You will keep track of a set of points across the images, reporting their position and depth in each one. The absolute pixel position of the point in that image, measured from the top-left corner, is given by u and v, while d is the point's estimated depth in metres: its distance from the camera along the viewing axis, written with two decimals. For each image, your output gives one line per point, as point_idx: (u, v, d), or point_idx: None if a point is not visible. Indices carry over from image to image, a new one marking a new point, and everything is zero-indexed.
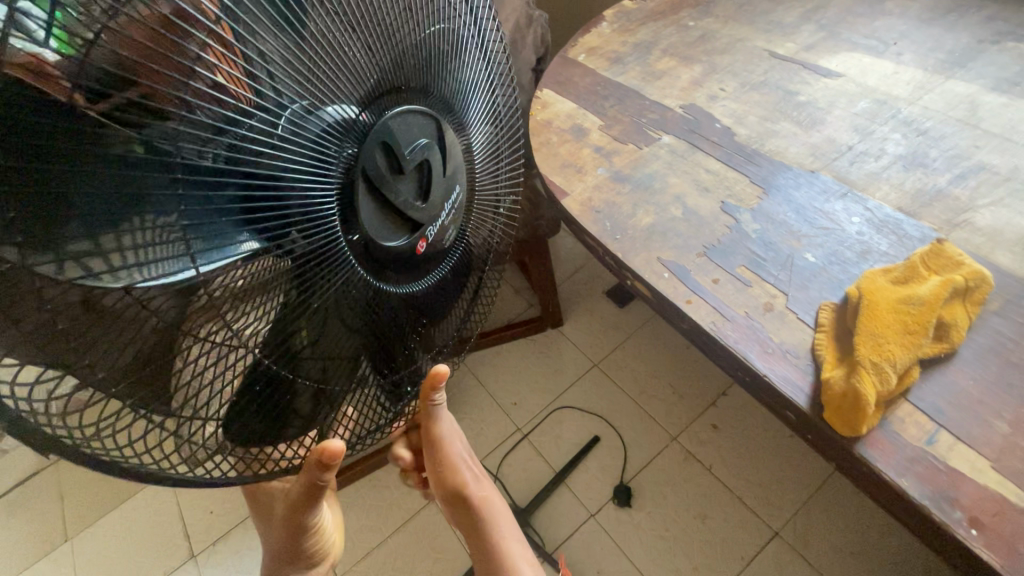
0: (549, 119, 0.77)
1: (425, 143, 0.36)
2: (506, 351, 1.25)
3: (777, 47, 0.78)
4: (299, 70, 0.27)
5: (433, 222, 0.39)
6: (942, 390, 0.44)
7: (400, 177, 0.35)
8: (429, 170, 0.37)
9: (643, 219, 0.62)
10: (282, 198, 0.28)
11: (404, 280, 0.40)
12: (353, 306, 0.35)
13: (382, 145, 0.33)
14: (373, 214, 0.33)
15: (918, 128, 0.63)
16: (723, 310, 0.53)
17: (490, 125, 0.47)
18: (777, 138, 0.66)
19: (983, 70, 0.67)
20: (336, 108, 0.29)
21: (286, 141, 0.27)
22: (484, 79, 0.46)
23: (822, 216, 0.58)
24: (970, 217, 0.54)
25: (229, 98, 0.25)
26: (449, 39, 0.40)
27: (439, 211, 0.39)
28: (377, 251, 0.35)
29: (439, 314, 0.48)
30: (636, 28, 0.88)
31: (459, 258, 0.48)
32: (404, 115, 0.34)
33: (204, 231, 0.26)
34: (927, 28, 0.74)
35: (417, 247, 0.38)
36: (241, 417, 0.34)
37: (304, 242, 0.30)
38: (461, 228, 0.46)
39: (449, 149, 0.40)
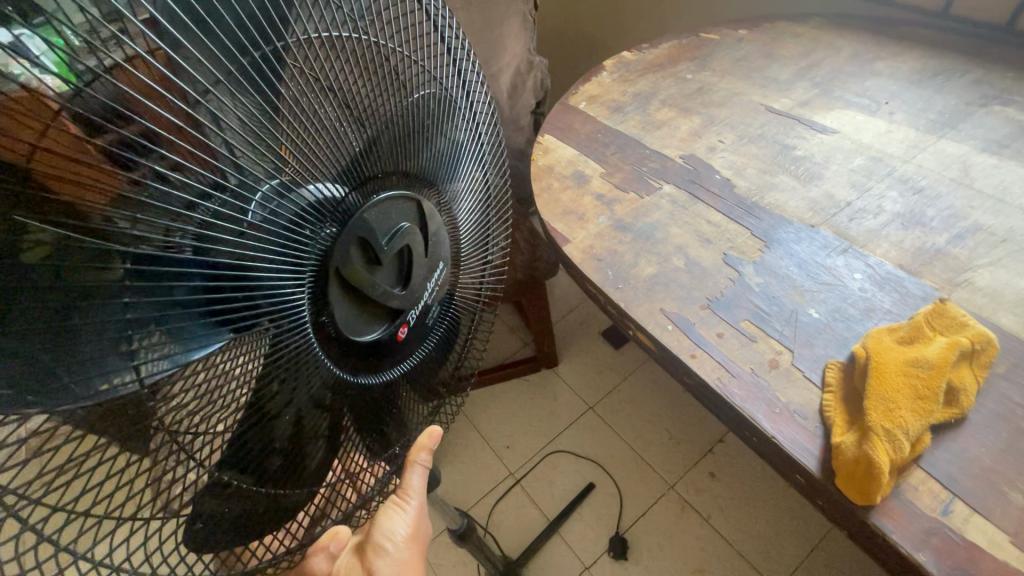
0: (550, 165, 0.78)
1: (406, 227, 0.37)
2: (500, 391, 1.23)
3: (773, 102, 0.80)
4: (267, 147, 0.28)
5: (413, 306, 0.41)
6: (953, 457, 0.43)
7: (377, 266, 0.36)
8: (410, 255, 0.39)
9: (646, 269, 0.62)
10: (251, 284, 0.28)
11: (384, 366, 0.41)
12: (330, 392, 0.36)
13: (358, 238, 0.33)
14: (348, 308, 0.34)
15: (914, 186, 0.64)
16: (729, 367, 0.52)
17: (478, 181, 0.49)
18: (776, 192, 0.67)
19: (973, 131, 0.69)
20: (317, 187, 0.30)
21: (258, 225, 0.27)
22: (472, 150, 0.48)
23: (824, 271, 0.58)
24: (970, 276, 0.54)
25: (200, 178, 0.25)
26: (437, 115, 0.42)
27: (420, 291, 0.41)
28: (352, 343, 0.36)
29: (425, 382, 0.49)
30: (635, 79, 0.91)
31: (446, 327, 0.49)
32: (387, 202, 0.36)
33: (172, 327, 0.26)
34: (917, 89, 0.76)
35: (397, 334, 0.40)
36: (195, 526, 0.32)
37: (274, 328, 0.30)
38: (448, 298, 0.47)
39: (433, 224, 0.41)
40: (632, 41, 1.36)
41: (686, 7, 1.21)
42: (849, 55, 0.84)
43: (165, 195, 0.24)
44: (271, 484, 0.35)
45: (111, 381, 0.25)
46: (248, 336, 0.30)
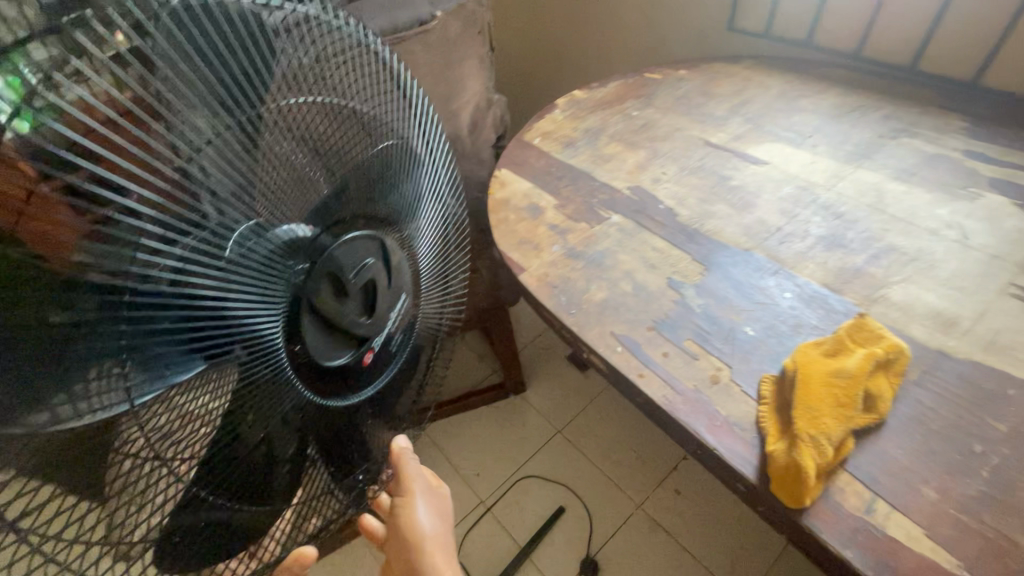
0: (507, 198, 0.82)
1: (371, 261, 0.43)
2: (469, 419, 1.23)
3: (710, 136, 0.87)
4: (241, 194, 0.34)
5: (378, 334, 0.46)
6: (874, 459, 0.47)
7: (344, 298, 0.41)
8: (374, 287, 0.44)
9: (597, 294, 0.66)
10: (228, 313, 0.34)
11: (351, 389, 0.46)
12: (300, 418, 0.42)
13: (329, 273, 0.40)
14: (319, 334, 0.40)
15: (835, 212, 0.70)
16: (673, 383, 0.56)
17: (437, 219, 0.54)
18: (714, 219, 0.73)
19: (886, 161, 0.76)
20: (287, 230, 0.36)
21: (234, 262, 0.33)
22: (435, 189, 0.54)
23: (758, 291, 0.62)
24: (885, 292, 0.60)
25: (179, 218, 0.30)
26: (398, 158, 0.48)
27: (383, 320, 0.46)
28: (322, 368, 0.42)
29: (388, 402, 0.52)
30: (585, 116, 0.96)
31: (410, 349, 0.52)
32: (352, 241, 0.42)
33: (150, 355, 0.31)
34: (837, 123, 0.84)
35: (364, 357, 0.45)
36: (166, 547, 0.37)
37: (246, 354, 0.36)
38: (411, 321, 0.51)
39: (395, 261, 0.47)
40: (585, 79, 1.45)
41: (635, 49, 1.30)
42: (778, 93, 0.92)
43: (150, 234, 0.29)
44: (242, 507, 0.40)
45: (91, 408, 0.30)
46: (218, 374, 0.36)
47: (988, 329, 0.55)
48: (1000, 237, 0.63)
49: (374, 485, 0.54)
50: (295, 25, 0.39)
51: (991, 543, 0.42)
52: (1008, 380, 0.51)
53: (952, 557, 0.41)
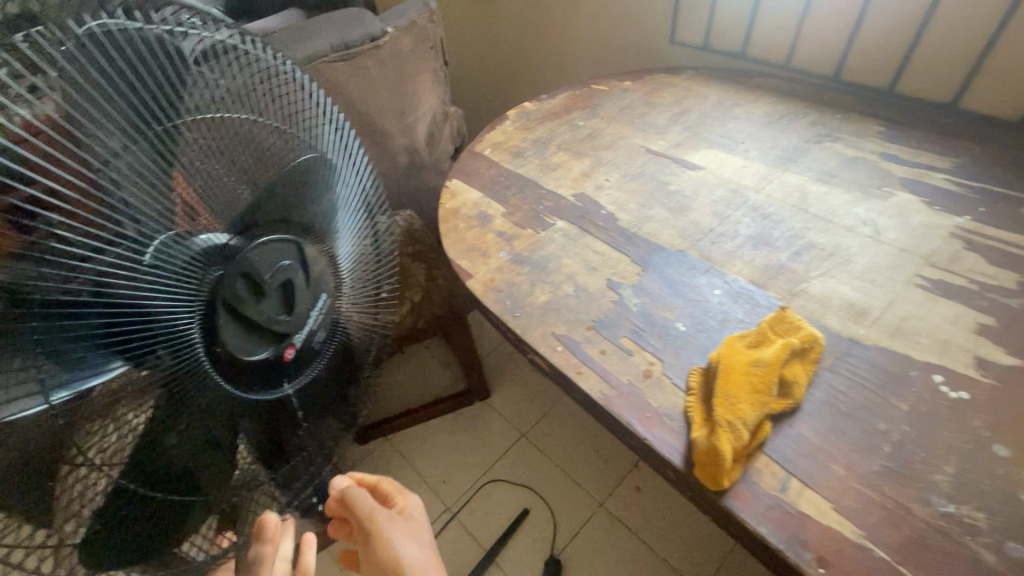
0: (457, 207, 0.84)
1: (287, 264, 0.45)
2: (435, 427, 1.24)
3: (651, 143, 0.91)
4: (158, 206, 0.37)
5: (300, 330, 0.47)
6: (790, 441, 0.51)
7: (263, 298, 0.43)
8: (293, 287, 0.46)
9: (540, 297, 0.68)
10: (145, 316, 0.37)
11: (275, 383, 0.48)
12: (227, 412, 0.45)
13: (243, 275, 0.42)
14: (237, 334, 0.43)
15: (763, 212, 0.74)
16: (609, 378, 0.58)
17: (363, 223, 0.57)
18: (652, 222, 0.76)
19: (810, 164, 0.81)
20: (204, 237, 0.40)
21: (152, 269, 0.36)
22: (359, 203, 0.57)
23: (690, 289, 0.66)
24: (805, 286, 0.64)
25: (97, 233, 0.33)
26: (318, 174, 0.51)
27: (305, 317, 0.48)
28: (242, 364, 0.44)
29: (311, 404, 0.55)
30: (534, 126, 1.00)
31: (333, 349, 0.55)
32: (266, 245, 0.44)
33: (71, 359, 0.34)
34: (767, 129, 0.89)
35: (285, 353, 0.47)
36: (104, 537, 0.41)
37: (166, 352, 0.39)
38: (333, 322, 0.53)
39: (315, 264, 0.49)
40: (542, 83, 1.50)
41: (590, 62, 1.35)
42: (714, 102, 0.97)
43: (68, 248, 0.32)
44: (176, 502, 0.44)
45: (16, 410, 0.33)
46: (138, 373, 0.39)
47: (896, 316, 0.59)
48: (909, 232, 0.68)
49: (313, 465, 0.58)
50: (211, 53, 0.41)
51: (891, 513, 0.45)
52: (912, 362, 0.55)
53: (855, 527, 0.45)
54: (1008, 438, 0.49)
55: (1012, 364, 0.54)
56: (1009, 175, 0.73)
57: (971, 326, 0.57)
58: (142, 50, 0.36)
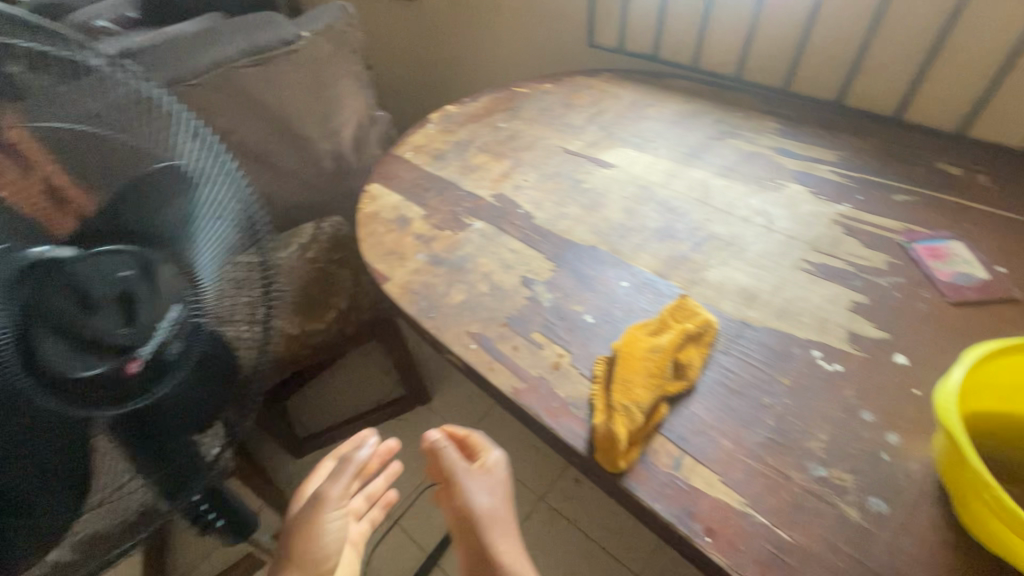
0: (376, 211, 0.84)
1: (126, 275, 0.46)
2: (375, 435, 1.23)
3: (568, 144, 0.93)
4: None
5: (145, 343, 0.48)
6: (685, 421, 0.53)
7: (95, 310, 0.44)
8: (134, 298, 0.46)
9: (455, 297, 0.69)
10: None
11: (119, 398, 0.48)
12: (59, 426, 0.46)
13: (69, 289, 0.43)
14: (63, 348, 0.44)
15: (668, 207, 0.78)
16: (519, 373, 0.60)
17: (229, 237, 0.57)
18: (566, 219, 0.79)
19: (713, 160, 0.86)
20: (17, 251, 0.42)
21: None
22: (231, 216, 0.57)
23: (599, 282, 0.69)
24: (704, 275, 0.68)
25: None
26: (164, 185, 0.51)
27: (151, 331, 0.48)
28: (70, 378, 0.44)
29: (186, 408, 0.55)
30: (456, 129, 1.01)
31: (196, 365, 0.54)
32: (96, 259, 0.45)
33: None
34: (676, 128, 0.94)
35: (128, 366, 0.47)
36: None
37: None
38: (190, 333, 0.52)
39: (159, 271, 0.49)
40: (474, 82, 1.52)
41: (516, 65, 1.38)
42: (628, 102, 1.01)
43: None
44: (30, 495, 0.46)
45: None
46: None
47: (783, 299, 0.63)
48: (797, 221, 0.73)
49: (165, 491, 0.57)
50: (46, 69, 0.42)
51: (771, 480, 0.49)
52: (795, 341, 0.59)
53: (739, 496, 0.48)
54: (875, 404, 0.53)
55: (881, 337, 0.59)
56: (884, 166, 0.80)
57: (846, 305, 0.62)
58: None
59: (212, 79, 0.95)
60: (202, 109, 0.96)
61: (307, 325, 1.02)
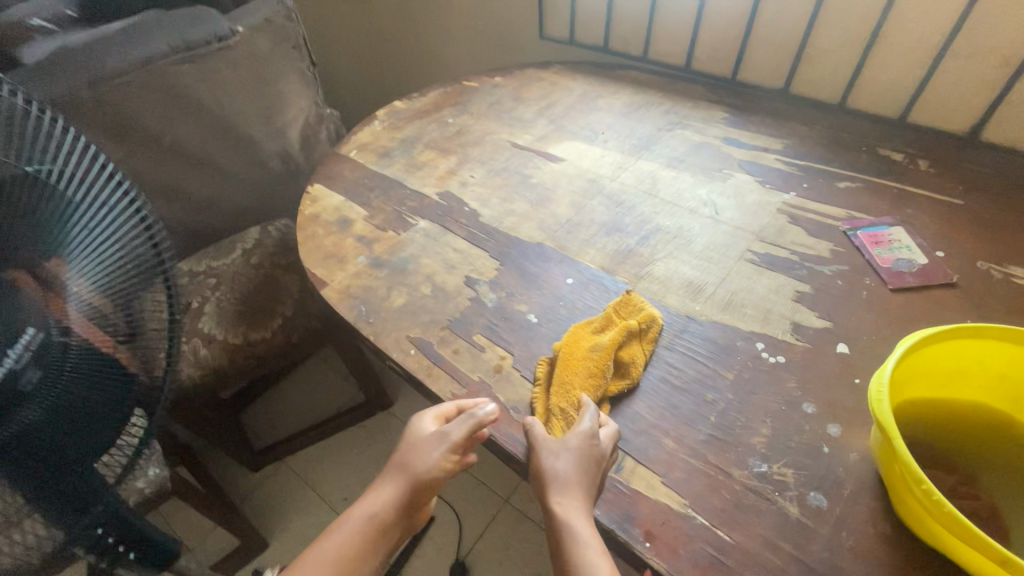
0: (316, 213, 0.81)
1: None
2: (336, 444, 1.20)
3: (517, 138, 0.91)
4: None
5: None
6: (626, 421, 0.52)
7: None
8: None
9: (396, 300, 0.66)
10: None
11: None
12: None
13: None
14: None
15: (617, 200, 0.76)
16: (459, 377, 0.58)
17: (119, 257, 0.45)
18: (513, 216, 0.76)
19: (662, 151, 0.84)
20: None
21: None
22: (119, 227, 0.45)
23: (544, 280, 0.67)
24: (651, 268, 0.66)
25: None
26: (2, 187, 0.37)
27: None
28: None
29: (71, 455, 0.41)
30: (403, 126, 0.98)
31: (61, 410, 0.40)
32: None
33: None
34: (626, 119, 0.92)
35: None
36: None
37: None
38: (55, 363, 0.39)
39: (16, 296, 0.37)
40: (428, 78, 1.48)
41: (470, 58, 1.35)
42: (579, 94, 1.00)
43: None
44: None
45: None
46: None
47: (728, 291, 0.62)
48: (744, 210, 0.72)
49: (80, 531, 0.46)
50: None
51: (712, 479, 0.47)
52: (738, 333, 0.58)
53: (680, 497, 0.47)
54: (815, 395, 0.52)
55: (823, 326, 0.58)
56: (829, 153, 0.79)
57: (790, 294, 0.61)
58: None
59: (139, 77, 0.89)
60: (129, 109, 0.90)
61: (250, 333, 0.92)
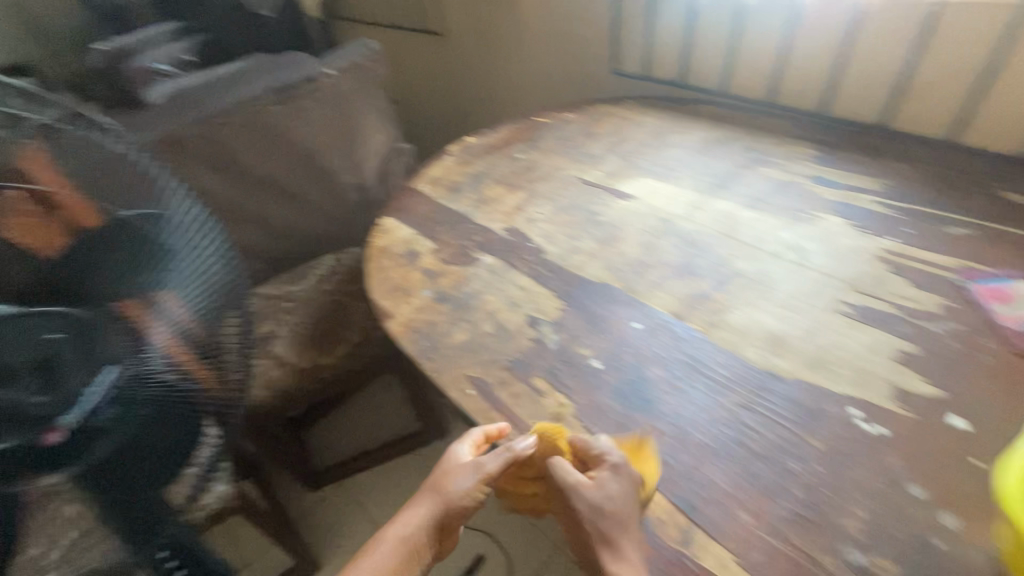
0: (386, 245, 0.83)
1: (48, 337, 0.40)
2: (392, 470, 1.20)
3: (586, 174, 0.90)
4: None
5: (64, 411, 0.41)
6: (697, 487, 0.48)
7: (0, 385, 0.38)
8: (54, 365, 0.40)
9: (457, 337, 0.66)
10: None
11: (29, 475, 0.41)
12: None
13: None
14: None
15: (691, 241, 0.73)
16: (517, 423, 0.56)
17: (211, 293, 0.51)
18: (579, 254, 0.74)
19: (741, 190, 0.80)
20: None
21: None
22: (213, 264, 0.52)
23: (609, 323, 0.64)
24: (727, 317, 0.62)
25: None
26: (127, 231, 0.46)
27: (72, 397, 0.41)
28: None
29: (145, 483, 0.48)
30: (474, 161, 0.99)
31: (141, 438, 0.46)
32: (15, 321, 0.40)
33: None
34: (702, 156, 0.88)
35: (46, 438, 0.40)
36: None
37: None
38: (134, 397, 0.45)
39: (101, 334, 0.44)
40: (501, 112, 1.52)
41: (543, 93, 1.37)
42: (652, 130, 0.97)
43: None
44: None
45: None
46: None
47: (816, 347, 0.56)
48: (834, 256, 0.66)
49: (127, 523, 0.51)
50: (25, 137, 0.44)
51: (797, 566, 0.42)
52: (829, 395, 0.52)
53: None
54: (926, 477, 0.45)
55: (933, 395, 0.51)
56: (937, 195, 0.71)
57: (891, 354, 0.55)
58: None
59: (239, 117, 0.98)
60: (228, 146, 0.98)
61: (319, 358, 0.96)
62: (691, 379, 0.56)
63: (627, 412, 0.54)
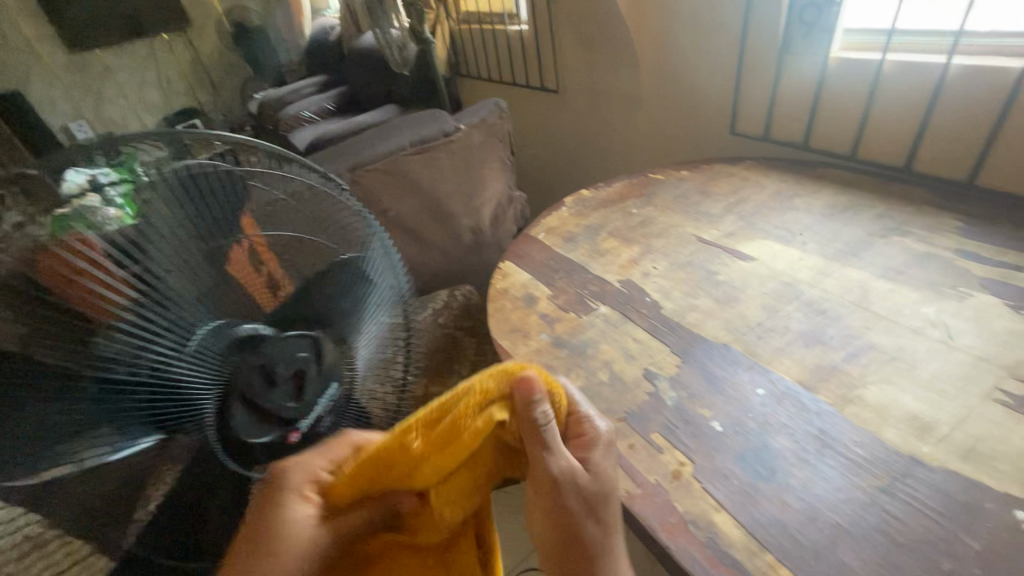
0: (506, 287, 0.89)
1: (302, 356, 0.56)
2: None
3: (702, 232, 0.91)
4: (201, 299, 0.51)
5: (306, 416, 0.55)
6: (830, 570, 0.46)
7: (273, 388, 0.53)
8: (304, 379, 0.55)
9: (573, 382, 0.69)
10: (179, 389, 0.49)
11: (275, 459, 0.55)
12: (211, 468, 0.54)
13: (257, 368, 0.53)
14: (245, 418, 0.53)
15: (818, 308, 0.71)
16: (635, 476, 0.56)
17: (389, 328, 0.71)
18: (697, 312, 0.75)
19: (874, 259, 0.77)
20: (230, 326, 0.54)
21: (183, 361, 0.49)
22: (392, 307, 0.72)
23: (730, 385, 0.63)
24: (861, 392, 0.59)
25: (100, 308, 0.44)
26: (347, 277, 0.66)
27: (313, 405, 0.56)
28: (244, 442, 0.53)
29: None
30: (589, 213, 1.04)
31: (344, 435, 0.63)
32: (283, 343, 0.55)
33: (127, 426, 0.47)
34: (829, 221, 0.86)
35: (289, 436, 0.54)
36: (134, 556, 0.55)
37: (179, 421, 0.50)
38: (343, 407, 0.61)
39: (326, 354, 0.59)
40: (614, 164, 1.58)
41: (657, 149, 1.41)
42: (773, 192, 0.97)
43: (129, 328, 0.45)
44: (116, 480, 0.50)
45: (84, 451, 0.45)
46: (181, 436, 0.51)
47: (968, 436, 0.52)
48: (988, 339, 0.62)
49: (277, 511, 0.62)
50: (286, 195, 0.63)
51: None
52: (986, 491, 0.48)
53: None
54: None
55: None
56: None
57: None
58: (195, 202, 0.51)
59: (383, 165, 1.11)
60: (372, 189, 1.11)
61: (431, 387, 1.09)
62: (822, 454, 0.54)
63: (751, 479, 0.53)
